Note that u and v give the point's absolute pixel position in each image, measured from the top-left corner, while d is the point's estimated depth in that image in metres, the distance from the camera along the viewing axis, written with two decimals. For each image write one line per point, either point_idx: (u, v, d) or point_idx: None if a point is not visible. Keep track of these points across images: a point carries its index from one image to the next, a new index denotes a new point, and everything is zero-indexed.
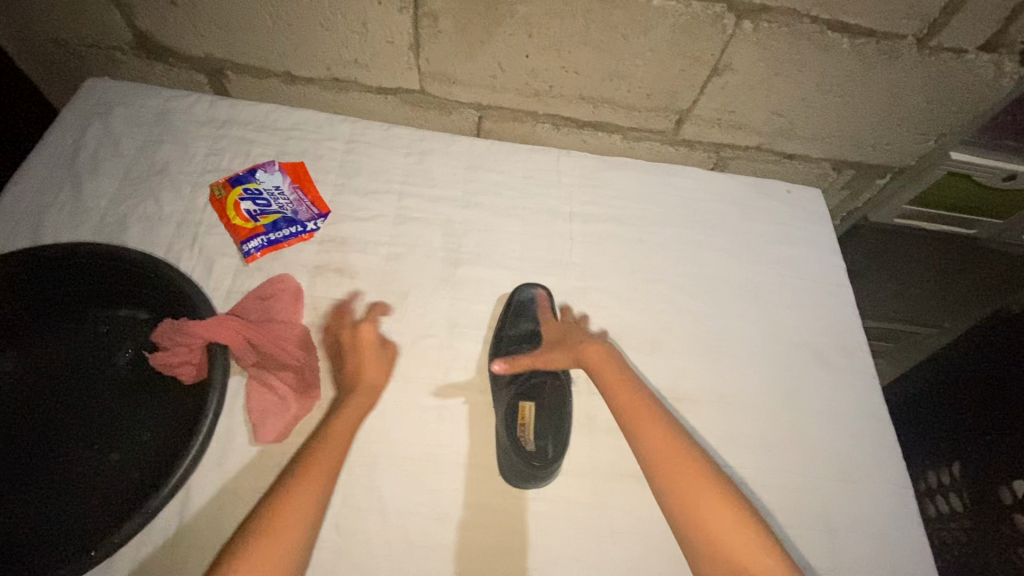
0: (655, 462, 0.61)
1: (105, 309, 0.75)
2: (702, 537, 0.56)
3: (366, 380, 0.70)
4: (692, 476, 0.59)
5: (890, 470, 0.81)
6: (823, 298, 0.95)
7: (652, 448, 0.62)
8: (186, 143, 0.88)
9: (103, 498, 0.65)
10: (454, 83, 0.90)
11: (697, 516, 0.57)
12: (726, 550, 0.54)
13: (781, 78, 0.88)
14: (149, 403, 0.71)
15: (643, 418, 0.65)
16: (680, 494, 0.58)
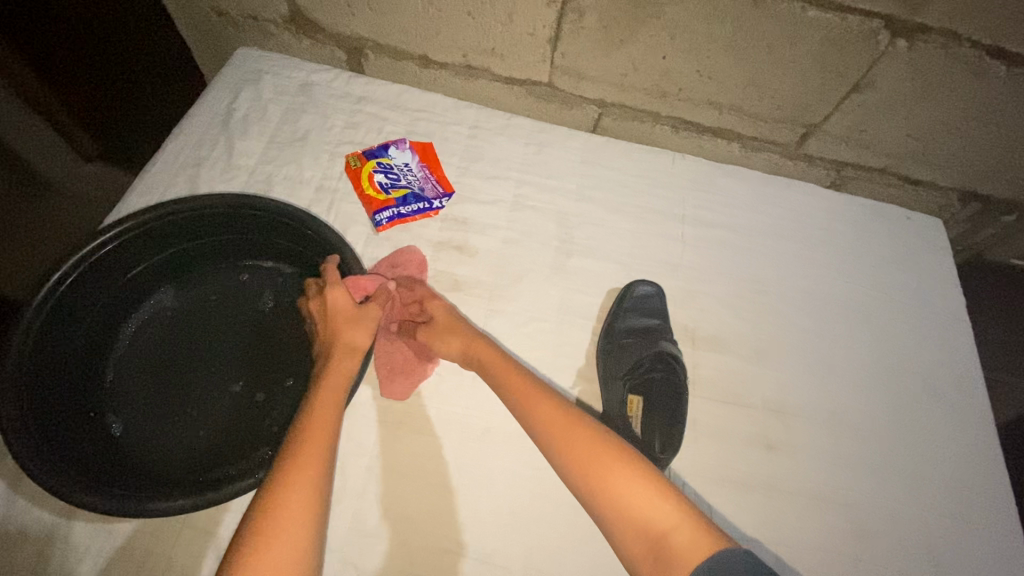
0: (553, 442, 0.65)
1: (253, 259, 0.85)
2: (609, 507, 0.59)
3: (342, 339, 0.70)
4: (586, 445, 0.62)
5: (1001, 514, 0.77)
6: (940, 331, 0.91)
7: (545, 429, 0.66)
8: (326, 114, 0.98)
9: (249, 429, 0.72)
10: (583, 79, 0.95)
11: (599, 483, 0.60)
12: (628, 511, 0.57)
13: (929, 100, 0.84)
14: (291, 350, 0.78)
15: (532, 394, 0.69)
16: (582, 466, 0.62)
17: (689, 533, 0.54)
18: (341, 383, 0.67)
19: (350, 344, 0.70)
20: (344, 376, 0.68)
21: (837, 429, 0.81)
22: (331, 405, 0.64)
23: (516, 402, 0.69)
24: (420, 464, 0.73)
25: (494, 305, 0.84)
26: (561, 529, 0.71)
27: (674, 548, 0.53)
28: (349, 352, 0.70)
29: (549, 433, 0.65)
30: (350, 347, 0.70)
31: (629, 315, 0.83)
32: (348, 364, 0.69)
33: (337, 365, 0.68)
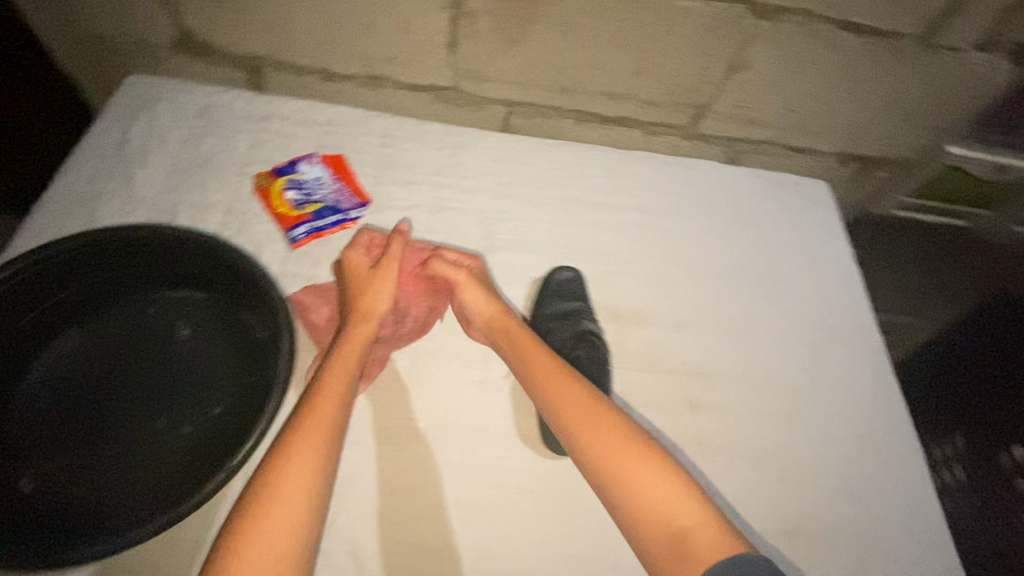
0: (578, 428, 0.66)
1: (165, 290, 0.81)
2: (632, 497, 0.61)
3: (362, 302, 0.76)
4: (618, 440, 0.65)
5: (904, 438, 0.85)
6: (836, 282, 1.00)
7: (569, 416, 0.67)
8: (230, 137, 0.96)
9: (175, 463, 0.69)
10: (486, 80, 0.97)
11: (626, 476, 0.62)
12: (652, 506, 0.60)
13: (798, 75, 0.93)
14: (215, 376, 0.75)
15: (559, 384, 0.70)
16: (607, 456, 0.64)
17: (711, 535, 0.58)
18: (342, 389, 0.67)
19: (355, 347, 0.71)
20: (345, 381, 0.68)
21: (755, 382, 0.87)
22: (328, 414, 0.64)
23: (540, 389, 0.71)
24: (358, 475, 0.70)
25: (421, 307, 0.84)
26: (509, 518, 0.70)
27: (695, 546, 0.57)
28: (364, 320, 0.75)
29: (572, 422, 0.67)
30: (358, 342, 0.72)
31: (552, 301, 0.86)
32: (349, 368, 0.69)
33: (335, 372, 0.68)
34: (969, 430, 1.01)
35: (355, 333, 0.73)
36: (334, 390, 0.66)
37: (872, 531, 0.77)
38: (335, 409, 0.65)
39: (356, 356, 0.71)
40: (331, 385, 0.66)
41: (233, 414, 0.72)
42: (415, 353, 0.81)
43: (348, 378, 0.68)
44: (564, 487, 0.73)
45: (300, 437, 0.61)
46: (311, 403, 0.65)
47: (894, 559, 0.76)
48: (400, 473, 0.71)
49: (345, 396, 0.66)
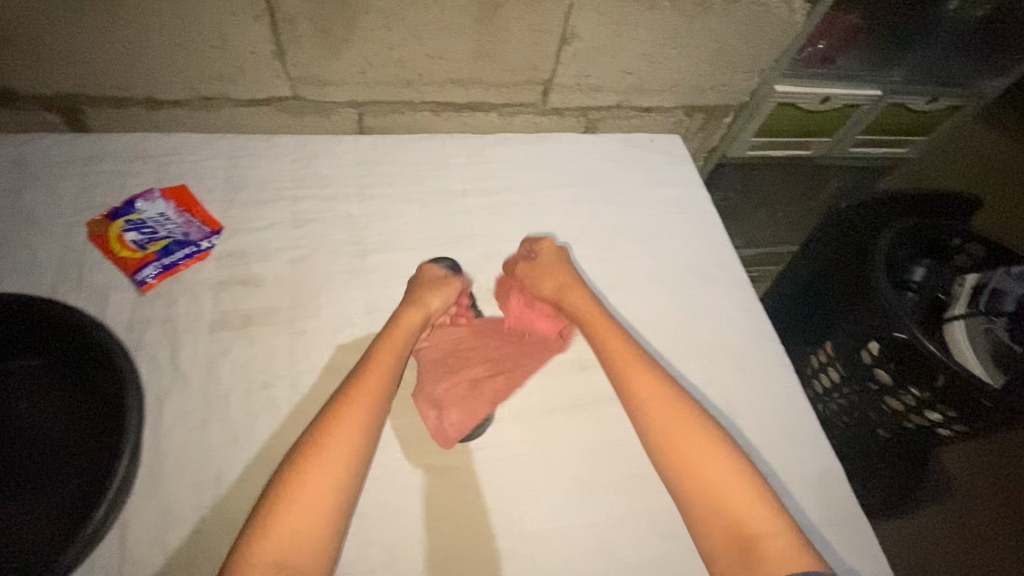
0: (654, 419, 0.71)
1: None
2: (702, 489, 0.65)
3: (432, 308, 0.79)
4: (697, 438, 0.68)
5: (771, 354, 0.93)
6: (698, 225, 1.07)
7: (653, 409, 0.71)
8: (52, 185, 0.87)
9: (23, 549, 0.62)
10: (326, 84, 0.94)
11: (699, 471, 0.66)
12: (720, 502, 0.64)
13: (625, 38, 0.97)
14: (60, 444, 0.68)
15: (648, 379, 0.74)
16: (681, 450, 0.68)
17: (781, 539, 0.60)
18: (383, 382, 0.70)
19: (398, 342, 0.74)
20: (386, 376, 0.70)
21: (636, 331, 0.91)
22: (366, 403, 0.67)
23: (622, 382, 0.75)
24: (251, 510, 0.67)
25: (295, 326, 0.81)
26: (419, 516, 0.70)
27: (765, 552, 0.59)
28: (410, 313, 0.77)
29: (647, 407, 0.72)
30: (403, 336, 0.75)
31: None
32: (391, 361, 0.72)
33: (378, 366, 0.71)
34: (831, 331, 1.10)
35: (399, 328, 0.76)
36: (375, 382, 0.69)
37: (758, 443, 0.83)
38: (374, 400, 0.68)
39: (399, 355, 0.73)
40: (371, 377, 0.69)
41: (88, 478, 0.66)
42: (295, 374, 0.77)
43: (389, 374, 0.71)
44: (471, 472, 0.74)
45: (339, 429, 0.64)
46: (351, 392, 0.68)
47: (784, 464, 0.82)
48: None
49: (384, 390, 0.69)
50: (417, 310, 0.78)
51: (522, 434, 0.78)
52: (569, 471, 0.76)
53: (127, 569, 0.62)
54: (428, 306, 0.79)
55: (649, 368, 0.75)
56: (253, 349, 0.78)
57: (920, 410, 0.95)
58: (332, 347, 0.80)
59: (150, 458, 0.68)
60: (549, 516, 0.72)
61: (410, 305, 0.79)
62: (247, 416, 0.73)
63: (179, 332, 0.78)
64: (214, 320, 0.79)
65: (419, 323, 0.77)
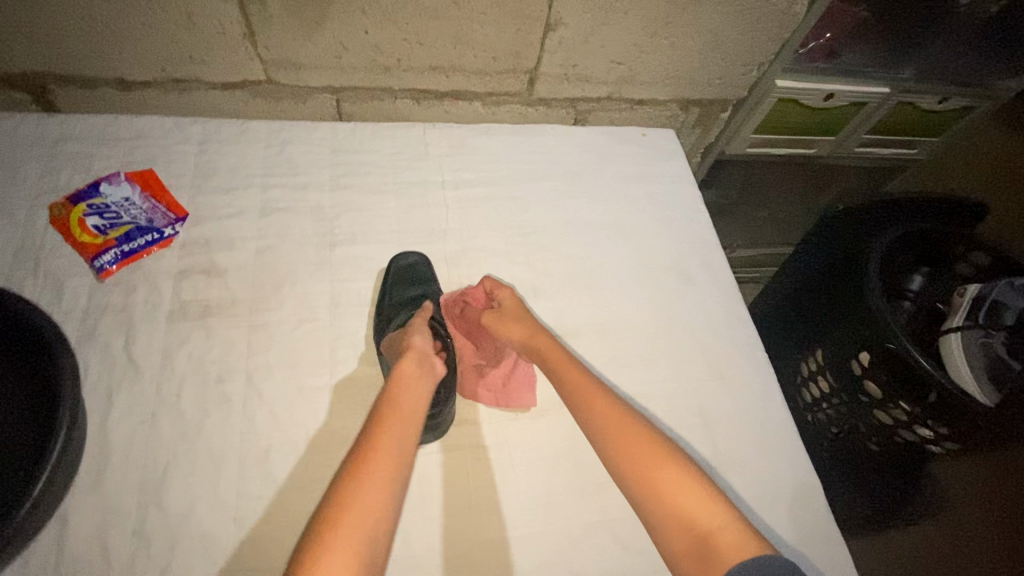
0: (602, 428, 0.65)
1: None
2: (652, 494, 0.59)
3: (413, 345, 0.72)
4: (640, 440, 0.62)
5: (753, 363, 0.89)
6: (685, 224, 1.02)
7: (599, 421, 0.66)
8: (16, 167, 0.85)
9: None
10: (300, 69, 0.91)
11: (646, 475, 0.60)
12: (669, 503, 0.57)
13: (613, 26, 0.93)
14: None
15: (588, 391, 0.69)
16: (629, 458, 0.62)
17: (733, 533, 0.53)
18: (400, 444, 0.61)
19: (407, 398, 0.66)
20: (402, 437, 0.62)
21: (611, 333, 0.87)
22: (384, 467, 0.58)
23: (573, 398, 0.69)
24: (195, 508, 0.65)
25: (256, 318, 0.79)
26: None
27: (719, 548, 0.52)
28: (410, 357, 0.70)
29: (593, 416, 0.67)
30: (410, 389, 0.67)
31: (395, 291, 0.83)
32: (404, 419, 0.64)
33: (391, 424, 0.62)
34: (822, 339, 1.05)
35: (402, 381, 0.68)
36: (390, 444, 0.60)
37: (731, 456, 0.79)
38: (392, 464, 0.58)
39: (412, 401, 0.66)
40: (386, 438, 0.60)
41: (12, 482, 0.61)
42: (251, 369, 0.75)
43: (405, 433, 0.62)
44: (426, 475, 0.72)
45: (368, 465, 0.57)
46: (365, 456, 0.58)
47: (756, 477, 0.78)
48: (243, 497, 0.67)
49: (402, 451, 0.60)
50: (414, 357, 0.70)
51: (482, 438, 0.76)
52: (527, 477, 0.74)
53: (63, 564, 0.60)
54: (421, 349, 0.72)
55: (591, 379, 0.71)
56: (209, 341, 0.76)
57: (911, 426, 0.91)
58: (293, 341, 0.78)
59: (97, 452, 0.67)
60: (503, 523, 0.70)
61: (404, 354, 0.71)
62: (200, 411, 0.71)
63: (135, 322, 0.76)
64: (173, 311, 0.77)
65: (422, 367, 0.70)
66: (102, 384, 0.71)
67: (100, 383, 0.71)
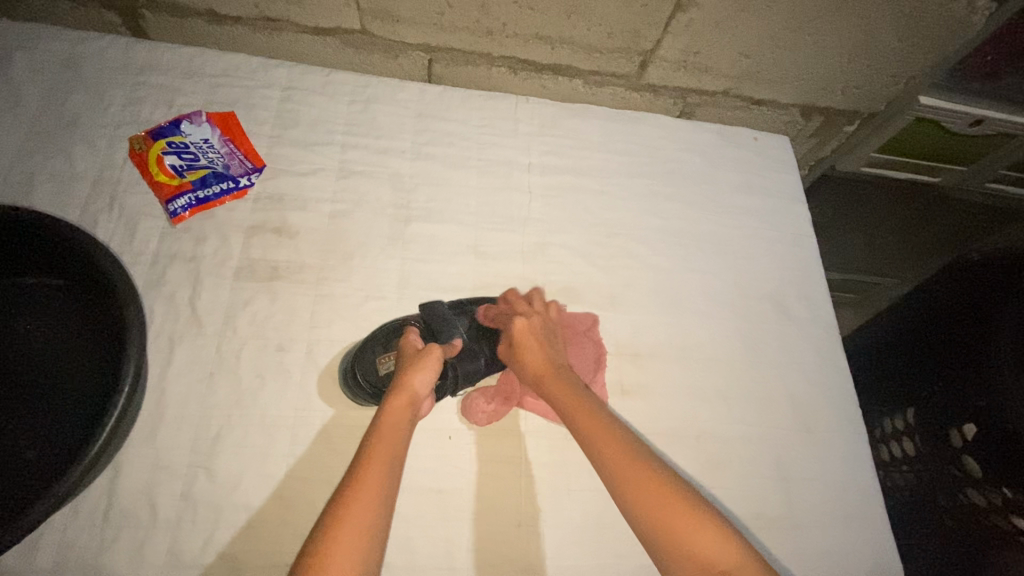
0: (601, 453, 0.55)
1: (5, 275, 0.67)
2: (661, 527, 0.48)
3: (408, 384, 0.59)
4: (633, 463, 0.53)
5: (845, 418, 0.80)
6: (788, 249, 0.92)
7: (595, 435, 0.57)
8: (100, 93, 0.82)
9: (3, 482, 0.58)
10: (397, 22, 0.83)
11: (655, 506, 0.49)
12: (681, 541, 0.47)
13: (753, 13, 0.81)
14: (53, 378, 0.63)
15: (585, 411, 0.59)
16: (632, 491, 0.51)
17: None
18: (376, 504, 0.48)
19: (392, 443, 0.54)
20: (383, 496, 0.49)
21: (690, 361, 0.80)
22: (358, 542, 0.45)
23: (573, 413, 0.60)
24: (242, 480, 0.63)
25: (322, 288, 0.75)
26: (414, 521, 0.65)
27: None
28: (400, 397, 0.58)
29: (595, 440, 0.56)
30: (396, 430, 0.55)
31: (485, 292, 0.79)
32: (386, 467, 0.51)
33: (370, 475, 0.50)
34: (916, 399, 0.96)
35: (386, 425, 0.56)
36: (366, 504, 0.48)
37: (807, 517, 0.72)
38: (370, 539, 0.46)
39: (403, 447, 0.55)
40: (360, 500, 0.48)
41: (69, 425, 0.60)
42: (313, 342, 0.72)
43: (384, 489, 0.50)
44: (476, 484, 0.68)
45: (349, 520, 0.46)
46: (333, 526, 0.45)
47: (827, 546, 0.71)
48: (291, 476, 0.64)
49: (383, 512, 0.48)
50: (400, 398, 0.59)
51: (543, 453, 0.71)
52: (581, 505, 0.69)
53: (111, 516, 0.60)
54: (415, 395, 0.60)
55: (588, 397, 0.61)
56: (274, 305, 0.73)
57: (1004, 513, 0.82)
58: (356, 318, 0.74)
59: (153, 405, 0.65)
60: (553, 548, 0.66)
61: (390, 391, 0.59)
62: (258, 379, 0.68)
63: (202, 275, 0.73)
64: (240, 267, 0.74)
65: (413, 417, 0.58)
66: (166, 335, 0.69)
67: (163, 334, 0.69)
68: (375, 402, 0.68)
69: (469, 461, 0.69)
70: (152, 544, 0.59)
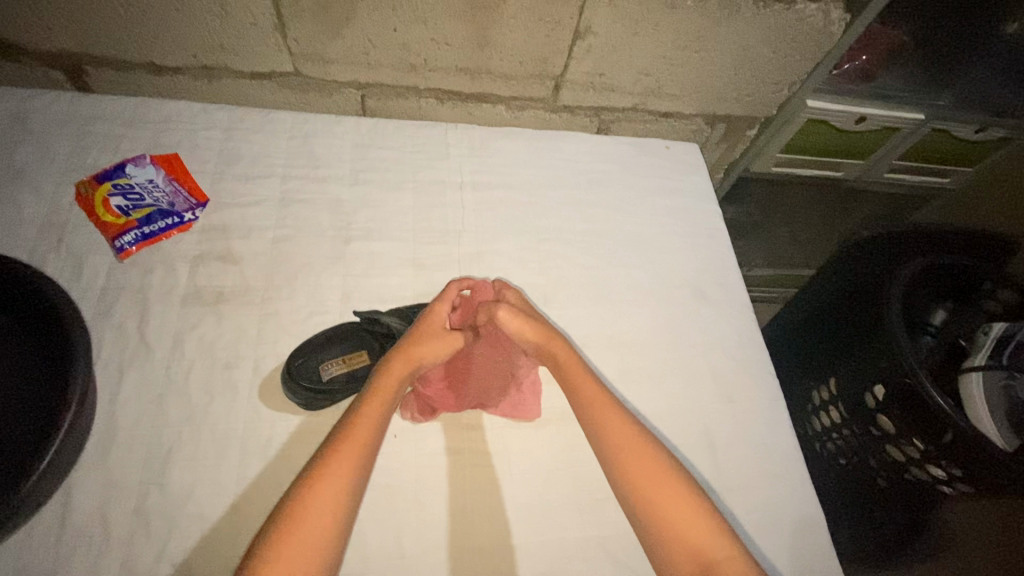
0: (611, 445, 0.62)
1: None
2: (654, 512, 0.57)
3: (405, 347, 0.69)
4: (638, 455, 0.61)
5: (764, 387, 0.87)
6: (703, 242, 1.01)
7: (606, 430, 0.63)
8: (47, 143, 0.87)
9: None
10: (328, 63, 0.91)
11: (650, 490, 0.58)
12: (671, 521, 0.56)
13: (643, 35, 0.91)
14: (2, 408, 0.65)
15: (603, 410, 0.65)
16: (633, 479, 0.59)
17: (720, 547, 0.54)
18: (331, 516, 0.53)
19: (361, 443, 0.58)
20: (338, 507, 0.53)
21: (618, 347, 0.86)
22: (315, 538, 0.51)
23: (585, 409, 0.66)
24: (194, 491, 0.66)
25: (267, 308, 0.80)
26: (364, 515, 0.68)
27: (714, 562, 0.53)
28: (401, 359, 0.68)
29: (602, 429, 0.64)
30: (367, 432, 0.59)
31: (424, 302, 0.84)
32: (344, 481, 0.55)
33: (329, 482, 0.54)
34: (836, 368, 1.04)
35: (362, 415, 0.60)
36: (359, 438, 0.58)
37: (735, 480, 0.78)
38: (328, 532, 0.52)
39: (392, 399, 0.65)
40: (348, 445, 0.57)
41: (18, 450, 0.63)
42: (259, 358, 0.76)
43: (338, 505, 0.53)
44: (423, 476, 0.72)
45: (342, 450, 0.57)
46: (283, 538, 0.50)
47: (757, 505, 0.77)
48: (242, 484, 0.67)
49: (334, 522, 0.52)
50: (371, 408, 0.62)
51: (486, 444, 0.75)
52: (525, 487, 0.73)
53: (64, 537, 0.62)
54: (418, 358, 0.70)
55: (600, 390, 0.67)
56: (221, 326, 0.77)
57: (922, 464, 0.88)
58: (301, 332, 0.79)
59: (103, 429, 0.68)
60: (499, 530, 0.70)
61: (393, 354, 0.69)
62: (207, 397, 0.72)
63: (150, 303, 0.77)
64: (187, 294, 0.79)
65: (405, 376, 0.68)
66: (116, 362, 0.72)
67: (112, 362, 0.72)
68: (316, 405, 0.72)
69: (415, 456, 0.73)
70: (105, 560, 0.61)
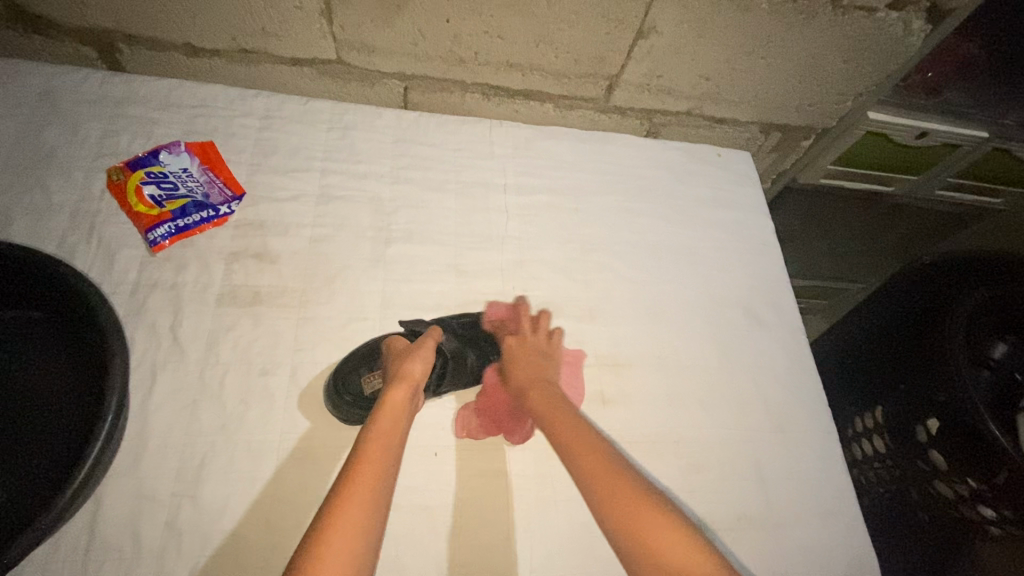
0: (584, 470, 0.57)
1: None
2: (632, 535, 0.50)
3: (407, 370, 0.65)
4: (611, 476, 0.55)
5: (817, 417, 0.83)
6: (755, 259, 0.96)
7: (578, 456, 0.59)
8: (77, 125, 0.83)
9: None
10: (373, 52, 0.86)
11: (625, 512, 0.52)
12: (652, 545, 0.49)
13: (708, 38, 0.86)
14: (38, 411, 0.64)
15: (575, 435, 0.61)
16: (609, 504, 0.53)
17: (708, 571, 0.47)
18: (362, 532, 0.48)
19: (381, 457, 0.55)
20: (370, 525, 0.49)
21: (666, 368, 0.83)
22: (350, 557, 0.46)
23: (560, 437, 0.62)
24: (227, 505, 0.63)
25: (305, 312, 0.76)
26: (403, 538, 0.65)
27: None
28: (401, 382, 0.64)
29: (575, 455, 0.59)
30: (388, 447, 0.56)
31: (467, 313, 0.80)
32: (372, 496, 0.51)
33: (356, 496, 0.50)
34: (884, 397, 0.99)
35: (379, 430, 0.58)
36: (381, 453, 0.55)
37: (785, 514, 0.75)
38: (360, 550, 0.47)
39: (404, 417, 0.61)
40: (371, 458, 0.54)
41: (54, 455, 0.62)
42: (296, 365, 0.72)
43: (363, 539, 0.48)
44: (464, 498, 0.69)
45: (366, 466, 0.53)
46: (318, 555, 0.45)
47: (805, 543, 0.74)
48: (278, 499, 0.64)
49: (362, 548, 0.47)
50: (386, 424, 0.59)
51: (529, 467, 0.72)
52: (568, 514, 0.70)
53: (92, 551, 0.59)
54: (416, 377, 0.65)
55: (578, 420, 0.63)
56: (256, 329, 0.73)
57: (973, 503, 0.84)
58: (340, 339, 0.75)
59: (134, 436, 0.65)
60: (541, 559, 0.67)
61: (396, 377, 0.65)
62: (243, 405, 0.68)
63: (184, 302, 0.74)
64: (222, 293, 0.75)
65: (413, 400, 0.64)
66: (148, 364, 0.69)
67: (144, 364, 0.69)
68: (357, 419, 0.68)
69: (456, 477, 0.70)
70: None
